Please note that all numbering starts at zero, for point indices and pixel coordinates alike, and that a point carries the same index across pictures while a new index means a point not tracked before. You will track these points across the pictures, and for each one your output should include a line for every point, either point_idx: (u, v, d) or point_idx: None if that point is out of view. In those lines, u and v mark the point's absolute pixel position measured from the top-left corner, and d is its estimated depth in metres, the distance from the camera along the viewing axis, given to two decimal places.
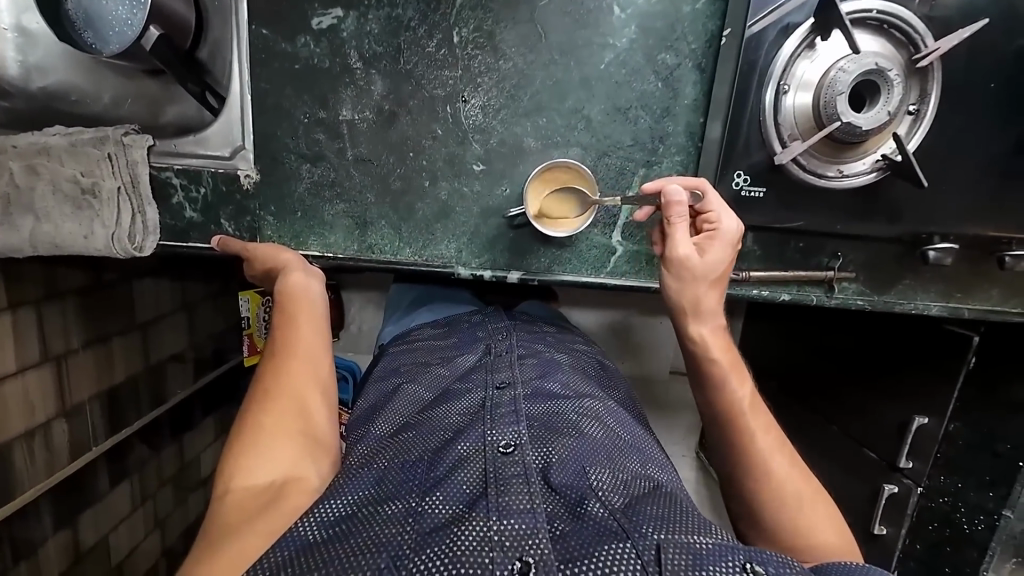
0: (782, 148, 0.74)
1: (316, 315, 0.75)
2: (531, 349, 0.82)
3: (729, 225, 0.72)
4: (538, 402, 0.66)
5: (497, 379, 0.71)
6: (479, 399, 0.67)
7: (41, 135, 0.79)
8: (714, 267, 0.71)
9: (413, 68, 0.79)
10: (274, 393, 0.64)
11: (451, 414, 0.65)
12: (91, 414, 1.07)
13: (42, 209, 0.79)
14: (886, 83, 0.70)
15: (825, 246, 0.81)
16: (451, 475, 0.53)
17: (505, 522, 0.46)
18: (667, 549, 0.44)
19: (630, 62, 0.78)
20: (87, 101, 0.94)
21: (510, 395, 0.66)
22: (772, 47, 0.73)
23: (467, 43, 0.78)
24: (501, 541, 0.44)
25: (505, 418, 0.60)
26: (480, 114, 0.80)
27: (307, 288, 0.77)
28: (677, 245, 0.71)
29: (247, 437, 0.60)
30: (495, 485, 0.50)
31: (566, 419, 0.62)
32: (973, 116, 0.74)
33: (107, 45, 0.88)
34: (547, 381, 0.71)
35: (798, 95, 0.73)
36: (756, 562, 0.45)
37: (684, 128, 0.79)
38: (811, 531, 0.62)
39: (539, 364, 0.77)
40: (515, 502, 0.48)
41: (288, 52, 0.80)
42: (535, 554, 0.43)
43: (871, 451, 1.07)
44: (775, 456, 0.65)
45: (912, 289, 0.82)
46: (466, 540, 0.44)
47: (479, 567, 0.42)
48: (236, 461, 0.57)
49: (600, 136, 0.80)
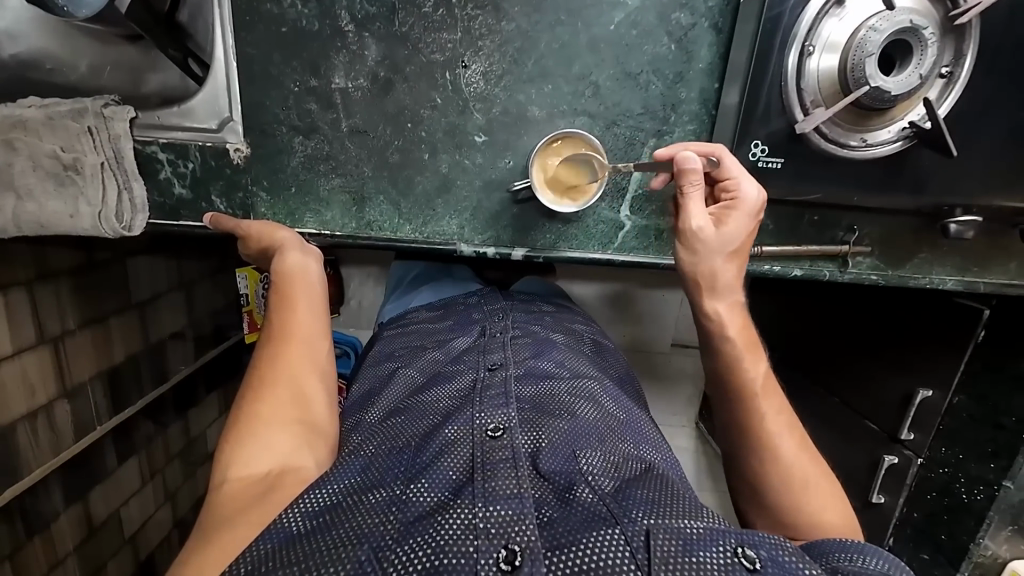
0: (804, 116, 0.70)
1: (313, 298, 0.73)
2: (525, 329, 0.80)
3: (745, 194, 0.68)
4: (530, 383, 0.64)
5: (489, 362, 0.69)
6: (470, 381, 0.65)
7: (16, 107, 0.74)
8: (732, 237, 0.69)
9: (408, 30, 0.74)
10: (269, 380, 0.63)
11: (441, 399, 0.63)
12: (94, 394, 1.06)
13: (23, 186, 0.75)
14: (919, 43, 0.65)
15: (840, 219, 0.79)
16: (437, 462, 0.52)
17: (491, 508, 0.45)
18: (656, 534, 0.42)
19: (642, 22, 0.73)
20: (63, 69, 0.89)
21: (500, 376, 0.64)
22: (798, 4, 0.67)
23: (466, 3, 0.73)
24: (485, 529, 0.43)
25: (494, 400, 0.59)
26: (481, 81, 0.75)
27: (306, 270, 0.75)
28: (687, 215, 0.69)
29: (244, 424, 0.59)
30: (481, 470, 0.49)
31: (559, 400, 0.61)
32: (1006, 80, 0.69)
33: (81, 9, 0.82)
34: (540, 361, 0.70)
35: (823, 57, 0.68)
36: (747, 546, 0.44)
37: (697, 94, 0.75)
38: (816, 513, 0.60)
39: (534, 344, 0.75)
40: (502, 488, 0.47)
41: (275, 13, 0.74)
42: (521, 542, 0.42)
43: (873, 423, 1.08)
44: (787, 443, 0.63)
45: (928, 264, 0.81)
46: (449, 529, 0.43)
47: (463, 557, 0.41)
48: (232, 451, 0.56)
49: (609, 104, 0.76)
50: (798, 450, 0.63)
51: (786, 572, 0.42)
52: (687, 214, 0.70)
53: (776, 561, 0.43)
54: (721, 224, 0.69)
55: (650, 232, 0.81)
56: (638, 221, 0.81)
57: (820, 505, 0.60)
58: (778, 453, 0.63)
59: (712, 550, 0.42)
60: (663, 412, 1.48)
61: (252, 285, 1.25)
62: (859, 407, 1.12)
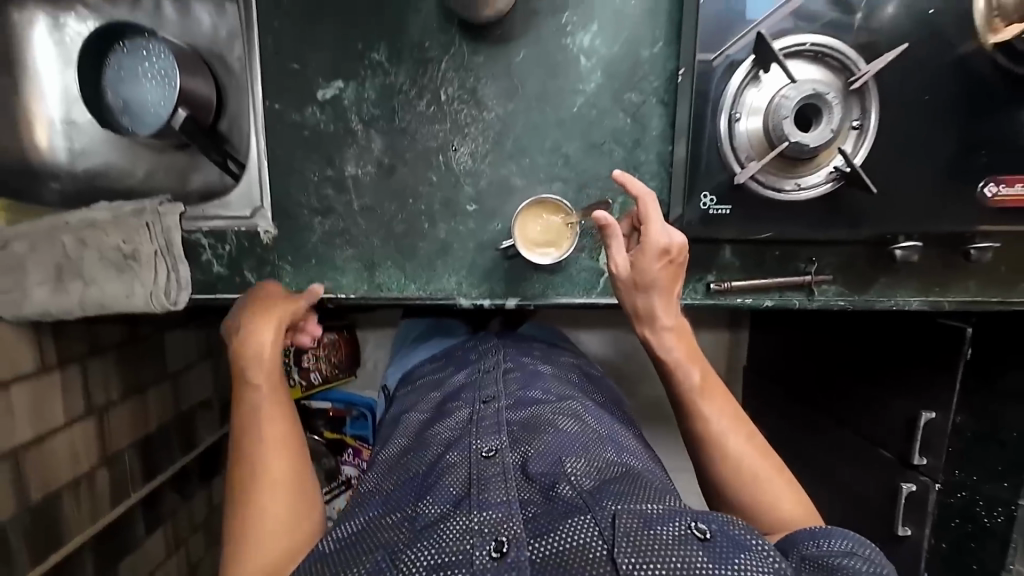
0: (741, 168, 0.81)
1: (271, 368, 0.79)
2: (517, 363, 0.88)
3: (656, 240, 0.75)
4: (520, 408, 0.71)
5: (484, 394, 0.76)
6: (467, 413, 0.72)
7: (90, 211, 0.91)
8: (648, 275, 0.77)
9: (407, 125, 0.89)
10: (246, 477, 0.69)
11: (443, 429, 0.71)
12: (130, 460, 1.15)
13: (89, 275, 0.90)
14: (826, 105, 0.76)
15: (800, 252, 0.88)
16: (439, 481, 0.59)
17: (485, 512, 0.51)
18: (621, 516, 0.48)
19: (599, 103, 0.87)
20: (123, 176, 1.07)
21: (493, 406, 0.72)
22: (721, 82, 0.81)
23: (453, 100, 0.88)
24: (480, 529, 0.50)
25: (488, 427, 0.66)
26: (470, 160, 0.89)
27: (263, 350, 0.79)
28: (610, 255, 0.78)
29: (234, 522, 0.66)
30: (477, 484, 0.56)
31: (544, 419, 0.68)
32: (923, 125, 0.79)
33: (142, 129, 1.03)
34: (529, 390, 0.77)
35: (749, 120, 0.81)
36: (701, 521, 0.49)
37: (655, 157, 0.87)
38: (769, 499, 0.67)
39: (524, 375, 0.82)
40: (494, 496, 0.53)
41: (297, 121, 0.88)
42: (510, 537, 0.48)
43: (886, 450, 1.09)
44: (733, 440, 0.71)
45: (890, 287, 0.88)
46: (450, 533, 0.50)
47: (461, 553, 0.48)
48: (230, 553, 0.64)
49: (579, 170, 0.89)
50: (746, 445, 0.70)
51: (736, 542, 0.47)
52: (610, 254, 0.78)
53: (726, 532, 0.48)
54: (638, 264, 0.77)
55: None
56: None
57: (780, 497, 0.67)
58: (727, 451, 0.70)
59: (672, 525, 0.48)
60: (674, 455, 1.49)
61: None
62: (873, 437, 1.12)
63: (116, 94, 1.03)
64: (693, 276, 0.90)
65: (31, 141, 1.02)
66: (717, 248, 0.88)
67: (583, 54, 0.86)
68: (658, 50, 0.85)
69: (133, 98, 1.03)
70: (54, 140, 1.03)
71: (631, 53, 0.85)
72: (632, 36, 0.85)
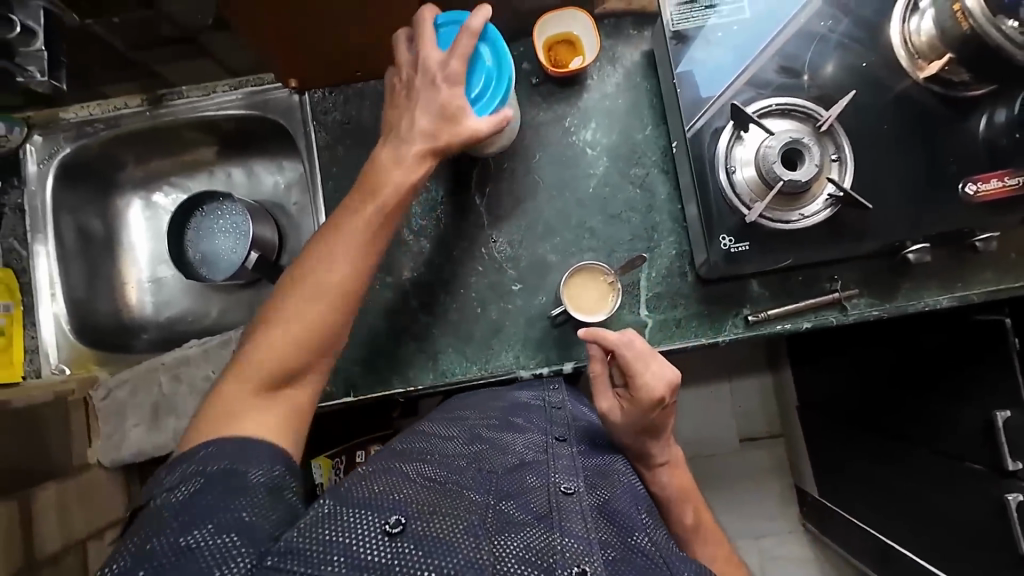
0: (748, 209, 0.88)
1: (384, 220, 0.79)
2: (579, 409, 0.94)
3: (638, 387, 0.80)
4: (590, 459, 0.78)
5: (557, 432, 0.82)
6: (542, 442, 0.78)
7: (182, 349, 1.01)
8: (634, 421, 0.83)
9: (450, 228, 1.03)
10: (257, 339, 0.73)
11: (520, 446, 0.76)
12: None
13: (181, 408, 0.98)
14: (806, 146, 0.86)
15: (820, 274, 0.97)
16: (522, 493, 0.64)
17: (568, 538, 0.57)
18: None
19: (610, 181, 1.02)
20: (199, 317, 1.19)
21: (568, 447, 0.78)
22: (710, 145, 0.91)
23: (487, 201, 1.03)
24: (563, 551, 0.55)
25: (566, 465, 0.72)
26: (508, 247, 1.02)
27: (331, 267, 0.75)
28: (598, 400, 0.86)
29: (220, 407, 0.69)
30: (559, 511, 0.61)
31: (612, 481, 0.74)
32: (897, 146, 0.89)
33: (218, 275, 1.16)
34: (595, 445, 0.84)
35: (743, 171, 0.89)
36: None
37: (668, 216, 1.01)
38: None
39: (587, 426, 0.89)
40: (577, 528, 0.59)
41: None
42: (591, 565, 0.53)
43: (974, 463, 1.04)
44: None
45: (915, 290, 0.95)
46: (534, 543, 0.55)
47: (545, 567, 0.53)
48: (220, 426, 0.67)
49: (605, 238, 1.01)
50: None
51: None
52: (597, 398, 0.87)
53: None
54: (624, 408, 0.84)
55: (669, 324, 0.99)
56: (657, 317, 0.99)
57: None
58: None
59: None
60: None
61: (326, 473, 1.28)
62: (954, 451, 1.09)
63: (196, 248, 1.17)
64: (729, 313, 0.98)
65: (125, 301, 1.16)
66: (744, 283, 0.99)
67: (588, 146, 1.03)
68: (649, 132, 1.02)
69: (210, 249, 1.17)
70: (142, 297, 1.18)
71: (627, 139, 1.03)
72: (624, 127, 1.03)
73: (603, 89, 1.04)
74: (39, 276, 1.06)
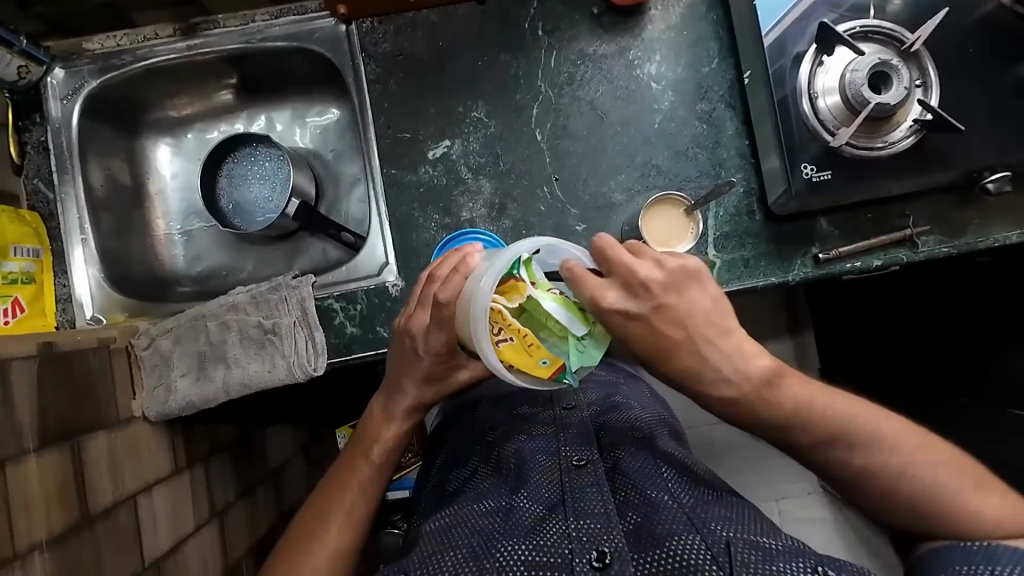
0: (833, 136, 0.88)
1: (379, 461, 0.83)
2: (608, 381, 0.96)
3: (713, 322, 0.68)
4: (609, 425, 0.80)
5: (564, 401, 0.85)
6: (550, 421, 0.81)
7: (229, 295, 0.95)
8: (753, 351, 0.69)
9: (509, 167, 0.98)
10: None
11: (522, 441, 0.77)
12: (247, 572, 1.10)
13: (231, 356, 0.93)
14: (894, 68, 0.84)
15: (892, 210, 0.94)
16: (536, 483, 0.68)
17: (583, 521, 0.60)
18: (737, 544, 0.55)
19: (676, 117, 0.98)
20: (234, 271, 1.12)
21: (577, 414, 0.81)
22: (793, 73, 0.90)
23: (548, 137, 0.98)
24: (580, 537, 0.58)
25: (577, 440, 0.74)
26: (570, 185, 0.98)
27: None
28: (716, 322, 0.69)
29: None
30: (572, 492, 0.64)
31: (632, 442, 0.76)
32: (975, 72, 0.88)
33: (252, 224, 1.09)
34: (611, 402, 0.87)
35: (827, 98, 0.88)
36: (829, 565, 0.53)
37: (736, 152, 0.97)
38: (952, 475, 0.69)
39: (600, 387, 0.93)
40: (592, 506, 0.62)
41: (414, 180, 0.98)
42: (611, 546, 0.56)
43: (1017, 408, 1.01)
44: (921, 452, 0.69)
45: (985, 227, 0.92)
46: (554, 537, 0.59)
47: (566, 557, 0.56)
48: None
49: (672, 175, 0.97)
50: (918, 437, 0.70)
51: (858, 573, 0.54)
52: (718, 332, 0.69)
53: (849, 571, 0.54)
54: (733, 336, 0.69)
55: (738, 264, 0.96)
56: (726, 257, 0.96)
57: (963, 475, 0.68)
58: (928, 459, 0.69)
59: (795, 562, 0.54)
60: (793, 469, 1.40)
61: None
62: (1000, 397, 1.06)
63: (227, 197, 1.10)
64: (799, 251, 0.95)
65: (156, 254, 1.10)
66: (814, 220, 0.95)
67: (653, 81, 0.99)
68: (716, 65, 0.98)
69: (242, 198, 1.10)
70: (173, 250, 1.11)
71: (693, 74, 0.98)
72: (690, 60, 0.98)
73: (667, 21, 0.99)
74: (67, 221, 0.99)
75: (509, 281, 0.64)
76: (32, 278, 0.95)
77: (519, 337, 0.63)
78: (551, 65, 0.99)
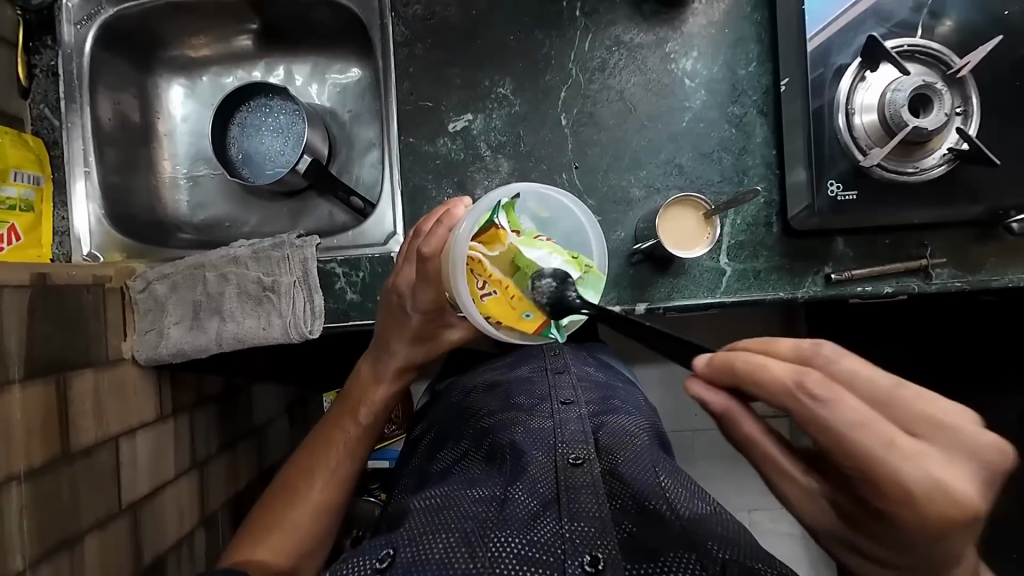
0: (864, 155, 0.88)
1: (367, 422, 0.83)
2: (604, 381, 0.95)
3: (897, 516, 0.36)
4: (607, 427, 0.79)
5: (562, 396, 0.85)
6: (548, 416, 0.80)
7: (229, 248, 0.93)
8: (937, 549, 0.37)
9: (530, 149, 0.95)
10: None
11: (520, 431, 0.77)
12: (222, 524, 1.11)
13: (227, 310, 0.92)
14: (937, 93, 0.83)
15: (911, 238, 0.92)
16: (533, 477, 0.67)
17: (577, 524, 0.58)
18: (730, 564, 0.53)
19: (706, 118, 0.95)
20: (236, 223, 1.10)
21: (576, 412, 0.80)
22: (832, 87, 0.89)
23: (573, 123, 0.96)
24: (574, 538, 0.56)
25: (576, 439, 0.73)
26: (589, 175, 0.95)
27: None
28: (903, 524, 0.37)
29: None
30: (568, 490, 0.64)
31: (630, 447, 0.75)
32: (1013, 109, 0.86)
33: (260, 177, 1.07)
34: (610, 405, 0.86)
35: (864, 116, 0.88)
36: None
37: (762, 160, 0.94)
38: None
39: (600, 387, 0.92)
40: (587, 508, 0.61)
41: (431, 152, 0.95)
42: (603, 551, 0.54)
43: None
44: None
45: (1001, 266, 0.91)
46: (547, 534, 0.57)
47: (558, 557, 0.54)
48: None
49: (693, 177, 0.95)
50: None
51: None
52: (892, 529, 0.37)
53: None
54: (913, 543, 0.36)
55: (748, 275, 0.94)
56: (737, 266, 0.94)
57: None
58: None
59: None
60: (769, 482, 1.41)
61: None
62: None
63: (238, 147, 1.07)
64: (811, 269, 0.93)
65: (159, 197, 1.07)
66: (830, 240, 0.93)
67: (687, 77, 0.96)
68: (754, 68, 0.95)
69: (252, 149, 1.07)
70: (177, 195, 1.09)
71: (729, 75, 0.95)
72: (728, 60, 0.95)
73: (709, 16, 0.96)
74: (71, 151, 0.96)
75: (490, 230, 0.61)
76: (31, 206, 0.92)
77: (502, 290, 0.61)
78: (585, 48, 0.96)
